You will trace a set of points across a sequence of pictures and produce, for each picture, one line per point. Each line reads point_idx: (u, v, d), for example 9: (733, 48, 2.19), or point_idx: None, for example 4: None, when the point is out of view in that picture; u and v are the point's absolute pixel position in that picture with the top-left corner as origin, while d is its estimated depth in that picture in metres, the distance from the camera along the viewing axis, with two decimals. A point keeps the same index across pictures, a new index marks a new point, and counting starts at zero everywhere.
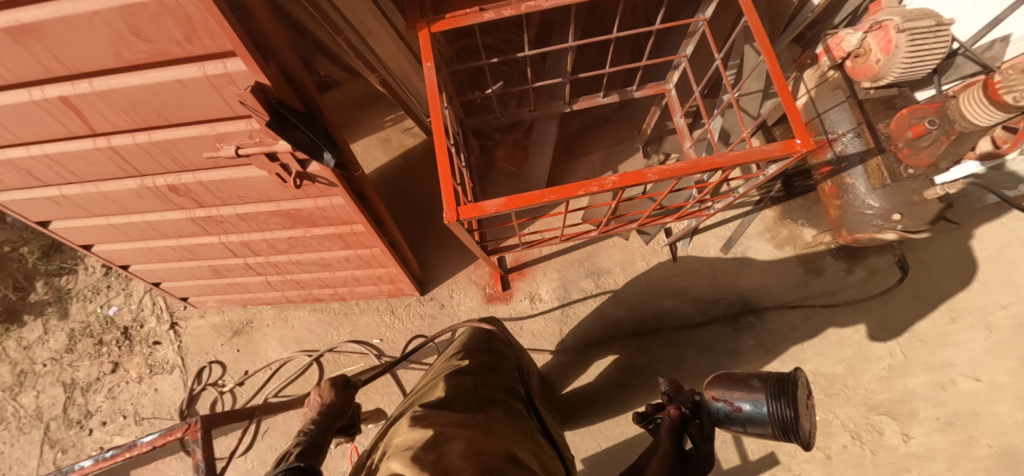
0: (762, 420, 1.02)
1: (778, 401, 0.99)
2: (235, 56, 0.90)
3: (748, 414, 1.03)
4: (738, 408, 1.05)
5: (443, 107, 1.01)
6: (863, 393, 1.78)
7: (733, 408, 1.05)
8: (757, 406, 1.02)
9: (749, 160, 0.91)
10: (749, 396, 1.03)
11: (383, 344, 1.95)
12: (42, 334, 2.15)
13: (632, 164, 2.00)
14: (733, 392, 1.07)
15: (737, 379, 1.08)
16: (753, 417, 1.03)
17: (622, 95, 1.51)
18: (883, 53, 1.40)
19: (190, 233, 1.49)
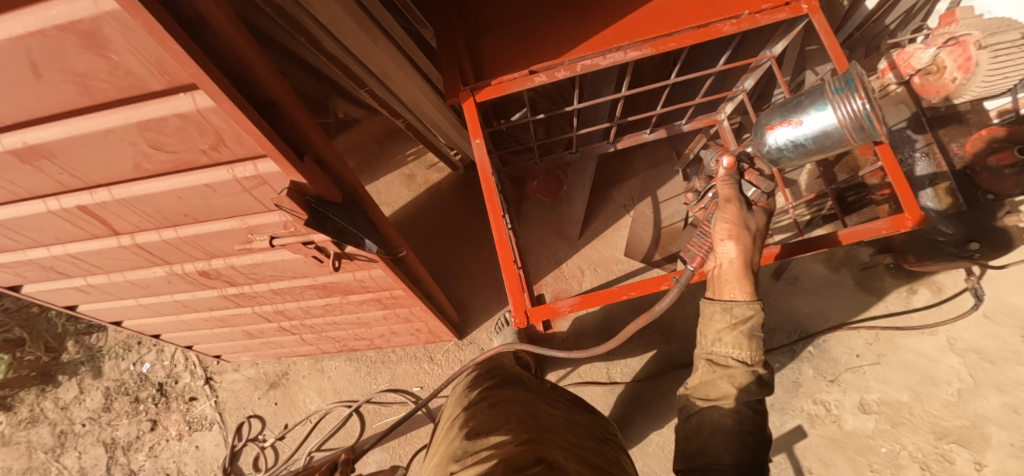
0: (834, 124, 0.89)
1: (855, 106, 0.85)
2: (266, 157, 0.81)
3: (818, 127, 0.90)
4: (794, 121, 0.92)
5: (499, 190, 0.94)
6: (931, 420, 1.67)
7: (792, 125, 0.93)
8: (818, 107, 0.89)
9: (856, 239, 1.06)
10: (812, 125, 0.91)
11: (424, 392, 1.89)
12: (77, 394, 2.13)
13: (672, 188, 1.90)
14: (788, 112, 0.94)
15: (788, 108, 0.94)
16: (828, 128, 0.89)
17: (670, 130, 1.42)
18: (961, 71, 1.28)
19: (222, 307, 1.43)
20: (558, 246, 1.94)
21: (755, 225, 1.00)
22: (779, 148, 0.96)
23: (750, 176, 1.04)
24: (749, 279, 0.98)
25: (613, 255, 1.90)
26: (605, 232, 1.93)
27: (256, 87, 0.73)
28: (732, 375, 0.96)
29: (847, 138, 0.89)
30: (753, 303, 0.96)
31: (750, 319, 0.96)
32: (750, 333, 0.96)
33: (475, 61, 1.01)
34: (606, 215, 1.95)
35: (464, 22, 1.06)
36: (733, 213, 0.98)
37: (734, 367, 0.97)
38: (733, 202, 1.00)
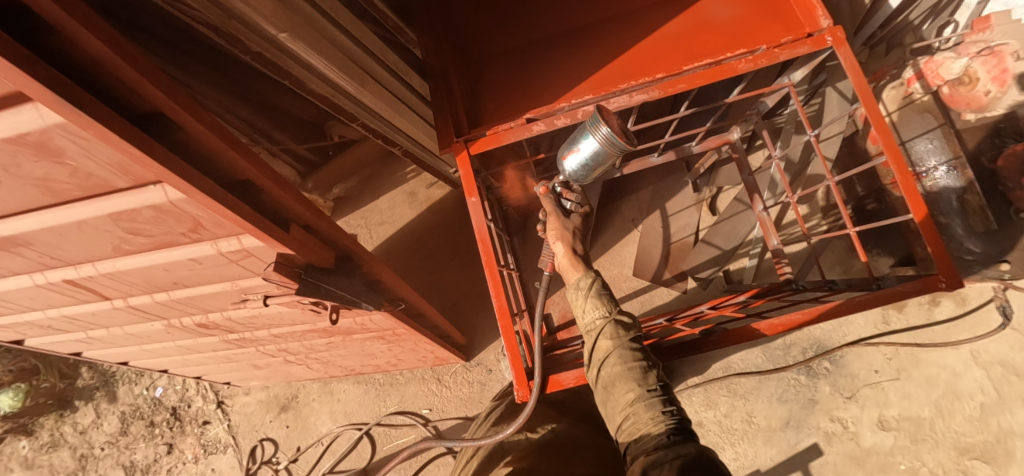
0: (598, 150, 0.81)
1: (599, 134, 0.79)
2: (248, 234, 0.76)
3: (588, 154, 0.83)
4: (571, 152, 0.86)
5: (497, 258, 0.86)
6: (954, 436, 1.61)
7: (574, 156, 0.86)
8: (583, 139, 0.82)
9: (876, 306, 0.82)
10: (585, 154, 0.84)
11: (433, 414, 1.89)
12: (94, 419, 2.16)
13: (682, 200, 1.82)
14: (563, 151, 0.88)
15: (563, 146, 0.88)
16: (599, 155, 0.82)
17: (680, 151, 1.35)
18: (995, 83, 1.33)
19: (225, 347, 1.41)
20: None
21: (572, 230, 1.09)
22: (576, 176, 0.89)
23: (565, 195, 1.08)
24: (593, 300, 1.02)
25: (621, 272, 1.85)
26: (613, 248, 1.87)
27: (229, 169, 0.68)
28: (622, 383, 0.92)
29: (615, 154, 0.80)
30: (607, 319, 1.00)
31: (614, 332, 0.98)
32: (621, 342, 0.95)
33: (471, 108, 0.95)
34: (614, 229, 1.89)
35: (458, 62, 0.99)
36: (555, 225, 1.09)
37: (623, 372, 0.92)
38: (552, 212, 1.09)
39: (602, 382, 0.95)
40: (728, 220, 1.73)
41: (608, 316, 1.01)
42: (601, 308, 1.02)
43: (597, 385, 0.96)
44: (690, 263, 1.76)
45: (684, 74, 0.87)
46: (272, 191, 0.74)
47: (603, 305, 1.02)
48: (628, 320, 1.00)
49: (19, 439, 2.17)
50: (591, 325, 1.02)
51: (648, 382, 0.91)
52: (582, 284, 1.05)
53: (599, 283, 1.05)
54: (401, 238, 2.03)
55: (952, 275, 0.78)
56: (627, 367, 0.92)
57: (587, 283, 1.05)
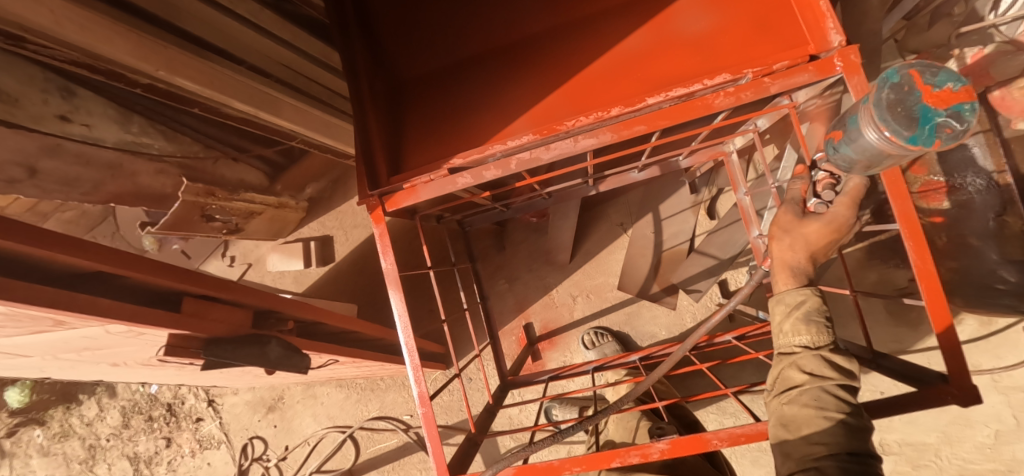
0: (867, 146, 0.56)
1: (872, 127, 0.54)
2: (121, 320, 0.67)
3: (851, 144, 0.59)
4: (836, 134, 0.62)
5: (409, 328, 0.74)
6: (960, 465, 1.50)
7: (836, 139, 0.63)
8: (853, 124, 0.58)
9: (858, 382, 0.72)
10: (850, 143, 0.60)
11: (414, 420, 1.87)
12: (98, 412, 2.24)
13: (676, 203, 1.63)
14: (832, 130, 0.64)
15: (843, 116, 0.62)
16: (862, 151, 0.58)
17: (665, 166, 1.18)
18: None
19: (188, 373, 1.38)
20: (547, 271, 1.75)
21: (810, 237, 0.75)
22: (839, 165, 0.66)
23: (817, 185, 0.73)
24: (803, 324, 0.73)
25: (607, 281, 1.71)
26: (601, 254, 1.72)
27: (73, 264, 0.59)
28: (810, 433, 0.67)
29: (892, 155, 0.54)
30: (810, 351, 0.71)
31: (817, 370, 0.70)
32: (826, 385, 0.68)
33: (394, 148, 0.81)
34: (600, 235, 1.73)
35: (379, 90, 0.86)
36: (775, 223, 0.78)
37: (814, 421, 0.67)
38: (786, 208, 0.78)
39: (778, 420, 0.71)
40: (726, 228, 1.54)
41: (813, 347, 0.72)
42: (817, 333, 0.72)
43: (771, 420, 0.72)
44: (681, 275, 1.60)
45: (646, 112, 0.70)
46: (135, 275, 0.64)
47: (813, 330, 0.72)
48: (845, 357, 0.70)
49: (33, 429, 2.28)
50: (789, 351, 0.74)
51: (852, 445, 0.63)
52: (789, 298, 0.75)
53: (817, 303, 0.73)
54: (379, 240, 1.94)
55: (966, 384, 0.62)
56: (822, 416, 0.66)
57: (796, 300, 0.74)
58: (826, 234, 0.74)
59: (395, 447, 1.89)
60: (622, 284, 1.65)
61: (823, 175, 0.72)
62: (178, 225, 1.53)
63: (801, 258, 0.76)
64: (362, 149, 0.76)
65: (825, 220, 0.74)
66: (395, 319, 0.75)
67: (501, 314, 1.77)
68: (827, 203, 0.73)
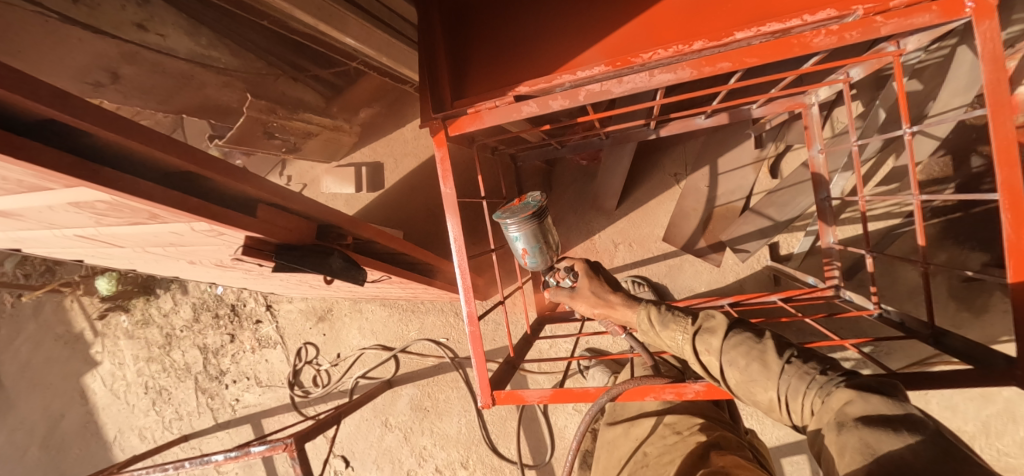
0: (531, 237, 0.94)
1: (512, 227, 0.93)
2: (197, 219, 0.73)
3: (528, 245, 0.96)
4: (523, 252, 0.97)
5: (464, 252, 0.77)
6: (994, 456, 1.48)
7: (525, 254, 0.98)
8: (513, 239, 0.96)
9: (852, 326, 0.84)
10: (531, 240, 0.95)
11: (450, 342, 2.01)
12: (173, 306, 2.54)
13: (736, 157, 1.52)
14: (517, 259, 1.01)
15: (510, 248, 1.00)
16: (535, 240, 0.95)
17: (734, 115, 1.12)
18: None
19: (250, 276, 1.52)
20: (591, 216, 1.73)
21: (592, 290, 1.03)
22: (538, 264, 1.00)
23: (557, 275, 1.06)
24: (665, 326, 0.87)
25: (651, 232, 1.68)
26: (648, 205, 1.68)
27: (161, 159, 0.66)
28: (755, 391, 0.73)
29: (537, 227, 0.94)
30: (691, 336, 0.82)
31: (706, 343, 0.79)
32: (721, 349, 0.77)
33: (457, 75, 0.80)
34: (651, 184, 1.68)
35: (446, 11, 0.83)
36: (579, 301, 1.04)
37: (749, 379, 0.73)
38: (565, 297, 1.05)
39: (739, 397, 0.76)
40: (788, 188, 1.46)
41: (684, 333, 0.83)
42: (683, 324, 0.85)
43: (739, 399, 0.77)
44: (730, 233, 1.55)
45: (733, 48, 0.65)
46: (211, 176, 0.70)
47: (674, 325, 0.85)
48: (710, 316, 0.82)
49: (120, 315, 2.63)
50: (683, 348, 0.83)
51: (784, 369, 0.71)
52: (644, 322, 0.91)
53: (655, 311, 0.90)
54: (427, 171, 1.97)
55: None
56: (747, 370, 0.73)
57: (648, 318, 0.91)
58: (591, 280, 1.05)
59: (432, 365, 2.06)
60: (668, 236, 1.62)
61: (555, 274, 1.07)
62: (243, 140, 1.61)
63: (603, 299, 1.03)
64: (428, 72, 0.76)
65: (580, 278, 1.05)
66: (450, 242, 0.78)
67: None
68: (570, 273, 1.06)
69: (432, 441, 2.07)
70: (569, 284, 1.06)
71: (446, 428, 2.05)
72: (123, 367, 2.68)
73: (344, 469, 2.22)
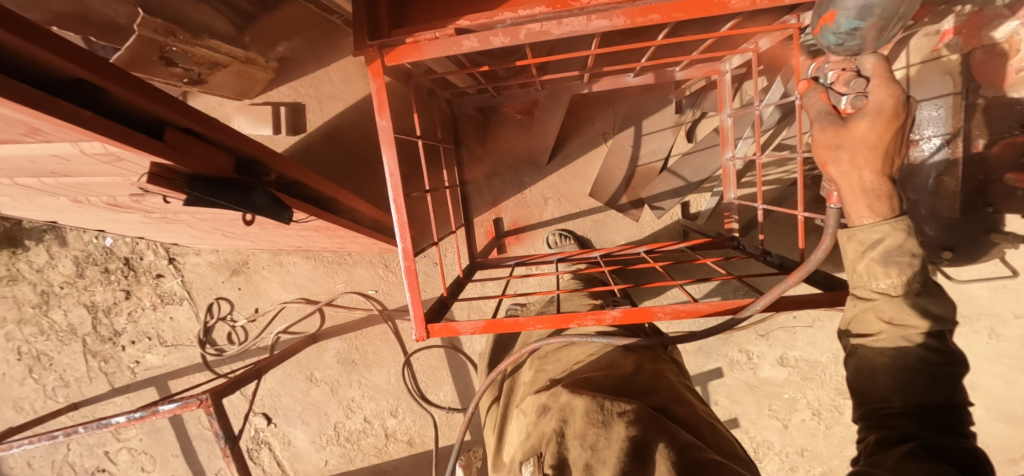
0: (874, 4, 0.55)
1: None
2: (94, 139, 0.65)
3: (847, 13, 0.59)
4: (829, 17, 0.62)
5: (401, 189, 0.77)
6: (839, 380, 1.86)
7: (832, 23, 0.62)
8: None
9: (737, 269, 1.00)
10: (853, 13, 0.58)
11: (380, 295, 1.99)
12: (48, 260, 2.19)
13: (659, 120, 1.65)
14: (819, 9, 0.64)
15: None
16: (869, 17, 0.57)
17: (660, 76, 1.20)
18: None
19: (153, 221, 1.37)
20: (524, 170, 1.77)
21: (853, 145, 0.69)
22: (827, 39, 0.66)
23: (843, 86, 0.68)
24: (883, 264, 0.72)
25: (580, 188, 1.77)
26: (579, 162, 1.76)
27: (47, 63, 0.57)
28: (884, 376, 0.71)
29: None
30: (896, 299, 0.71)
31: (899, 319, 0.71)
32: (907, 333, 0.70)
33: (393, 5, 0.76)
34: (582, 142, 1.74)
35: None
36: (824, 145, 0.71)
37: (894, 365, 0.70)
38: (820, 124, 0.71)
39: (856, 359, 0.76)
40: (700, 152, 1.62)
41: (894, 293, 0.72)
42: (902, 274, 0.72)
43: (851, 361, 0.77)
44: (649, 191, 1.68)
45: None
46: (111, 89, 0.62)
47: (893, 269, 0.72)
48: (937, 300, 0.70)
49: None
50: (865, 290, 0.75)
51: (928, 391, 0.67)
52: (868, 236, 0.73)
53: (895, 243, 0.72)
54: (356, 117, 1.86)
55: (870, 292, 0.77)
56: (903, 361, 0.70)
57: (875, 240, 0.73)
58: (878, 131, 0.68)
59: (361, 318, 2.03)
60: (594, 192, 1.71)
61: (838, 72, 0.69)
62: (134, 63, 1.38)
63: (871, 165, 0.70)
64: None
65: (867, 113, 0.67)
66: (385, 177, 0.77)
67: (474, 206, 1.81)
68: (864, 94, 0.67)
69: (362, 392, 2.07)
70: (845, 108, 0.69)
71: (376, 379, 2.06)
72: None
73: (267, 426, 2.17)
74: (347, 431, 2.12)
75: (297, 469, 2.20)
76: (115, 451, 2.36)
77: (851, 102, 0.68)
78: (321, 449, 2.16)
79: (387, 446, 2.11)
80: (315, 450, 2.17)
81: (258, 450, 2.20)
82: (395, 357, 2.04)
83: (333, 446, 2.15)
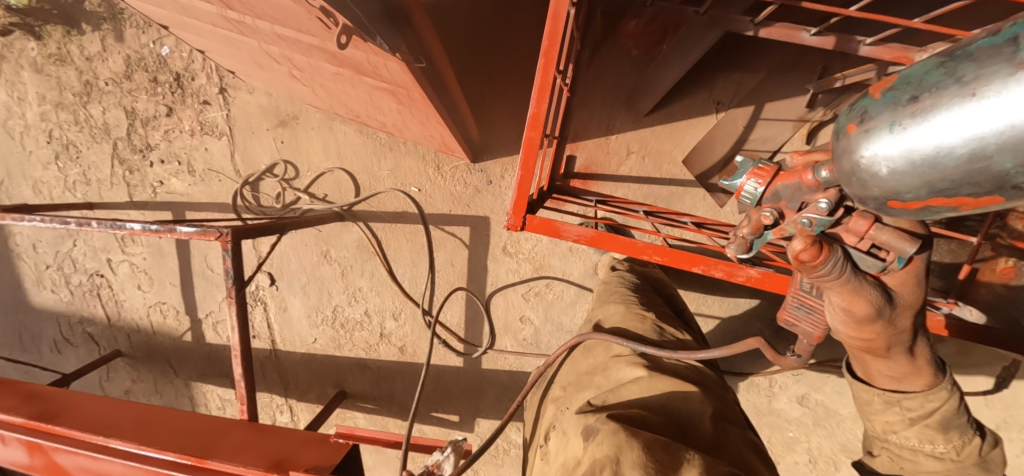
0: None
1: None
2: None
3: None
4: (969, 204, 0.49)
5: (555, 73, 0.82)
6: (849, 437, 1.77)
7: (958, 207, 0.51)
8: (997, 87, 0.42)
9: None
10: None
11: (421, 194, 1.90)
12: (100, 51, 2.09)
13: (785, 108, 1.44)
14: (952, 130, 0.45)
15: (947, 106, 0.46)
16: None
17: (840, 44, 0.97)
18: None
19: (228, 27, 1.24)
20: (618, 114, 1.60)
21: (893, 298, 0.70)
22: (904, 181, 0.51)
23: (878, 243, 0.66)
24: (944, 431, 0.76)
25: (671, 152, 1.61)
26: (679, 125, 1.59)
27: None
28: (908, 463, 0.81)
29: None
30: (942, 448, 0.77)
31: (943, 456, 0.77)
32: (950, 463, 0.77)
33: None
34: (690, 103, 1.56)
35: None
36: (849, 299, 0.68)
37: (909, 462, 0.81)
38: (853, 286, 0.67)
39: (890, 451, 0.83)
40: None
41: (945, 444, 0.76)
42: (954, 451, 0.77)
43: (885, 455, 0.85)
44: None
45: None
46: None
47: (954, 435, 0.76)
48: (967, 435, 0.77)
49: (28, 39, 2.14)
50: (908, 450, 0.79)
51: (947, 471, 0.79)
52: (919, 407, 0.76)
53: (948, 414, 0.75)
54: None
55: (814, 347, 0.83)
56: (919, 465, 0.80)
57: (925, 410, 0.76)
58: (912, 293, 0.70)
59: (394, 213, 1.94)
60: (688, 160, 1.59)
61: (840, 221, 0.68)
62: None
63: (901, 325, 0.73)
64: None
65: (906, 273, 0.69)
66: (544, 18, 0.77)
67: None
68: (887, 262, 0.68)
69: (370, 285, 2.02)
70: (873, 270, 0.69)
71: (387, 278, 1.98)
72: (22, 104, 2.22)
73: (268, 287, 2.13)
74: (344, 318, 2.09)
75: (284, 336, 2.19)
76: (117, 262, 2.35)
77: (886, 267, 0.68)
78: (314, 326, 2.14)
79: (378, 345, 2.09)
80: (307, 324, 2.15)
81: (252, 306, 2.17)
82: (415, 262, 1.97)
83: (325, 328, 2.12)
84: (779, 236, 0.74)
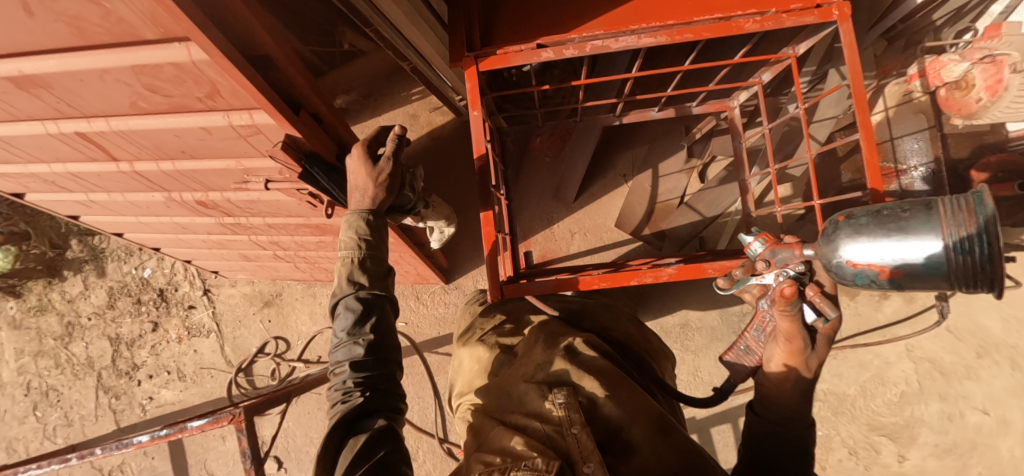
0: (959, 249, 0.59)
1: (963, 233, 0.59)
2: (261, 110, 0.81)
3: (929, 261, 0.61)
4: (888, 273, 0.64)
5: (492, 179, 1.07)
6: (869, 414, 1.88)
7: (880, 275, 0.65)
8: (926, 229, 0.61)
9: None
10: (911, 280, 0.63)
11: (409, 327, 2.05)
12: (82, 290, 2.25)
13: (674, 163, 1.85)
14: (895, 252, 0.62)
15: (895, 234, 0.63)
16: (956, 269, 0.60)
17: (678, 111, 1.41)
18: (988, 93, 1.32)
19: (219, 232, 1.48)
20: (551, 207, 1.94)
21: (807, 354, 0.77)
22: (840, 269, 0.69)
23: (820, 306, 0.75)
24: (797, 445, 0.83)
25: (605, 222, 1.93)
26: (603, 199, 1.94)
27: (247, 47, 0.77)
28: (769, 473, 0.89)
29: (980, 257, 0.58)
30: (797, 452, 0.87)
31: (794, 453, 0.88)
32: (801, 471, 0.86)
33: (484, 25, 1.00)
34: (603, 182, 1.94)
35: None
36: (790, 341, 0.77)
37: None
38: (799, 329, 0.76)
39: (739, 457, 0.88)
40: (714, 189, 1.78)
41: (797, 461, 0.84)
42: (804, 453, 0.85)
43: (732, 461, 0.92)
44: (671, 223, 1.83)
45: (697, 25, 0.91)
46: (286, 73, 0.81)
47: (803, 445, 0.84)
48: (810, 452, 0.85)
49: (7, 301, 2.27)
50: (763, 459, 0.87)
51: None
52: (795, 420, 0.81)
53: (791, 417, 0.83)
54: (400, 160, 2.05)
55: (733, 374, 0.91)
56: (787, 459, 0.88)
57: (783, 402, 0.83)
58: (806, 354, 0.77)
59: None
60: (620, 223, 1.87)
61: (811, 284, 0.76)
62: None
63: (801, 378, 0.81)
64: (465, 23, 0.99)
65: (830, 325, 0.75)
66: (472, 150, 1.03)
67: None
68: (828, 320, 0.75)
69: None
70: (817, 327, 0.76)
71: None
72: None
73: (275, 472, 2.05)
74: None
75: None
76: None
77: (818, 321, 0.76)
78: None
79: None
80: None
81: None
82: (419, 392, 2.02)
83: None
84: (763, 283, 0.81)
